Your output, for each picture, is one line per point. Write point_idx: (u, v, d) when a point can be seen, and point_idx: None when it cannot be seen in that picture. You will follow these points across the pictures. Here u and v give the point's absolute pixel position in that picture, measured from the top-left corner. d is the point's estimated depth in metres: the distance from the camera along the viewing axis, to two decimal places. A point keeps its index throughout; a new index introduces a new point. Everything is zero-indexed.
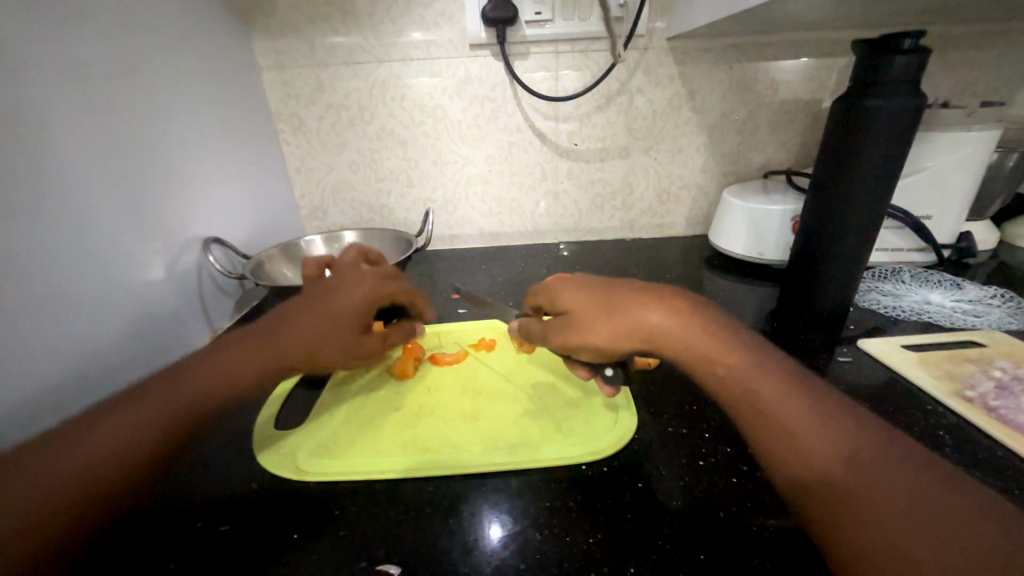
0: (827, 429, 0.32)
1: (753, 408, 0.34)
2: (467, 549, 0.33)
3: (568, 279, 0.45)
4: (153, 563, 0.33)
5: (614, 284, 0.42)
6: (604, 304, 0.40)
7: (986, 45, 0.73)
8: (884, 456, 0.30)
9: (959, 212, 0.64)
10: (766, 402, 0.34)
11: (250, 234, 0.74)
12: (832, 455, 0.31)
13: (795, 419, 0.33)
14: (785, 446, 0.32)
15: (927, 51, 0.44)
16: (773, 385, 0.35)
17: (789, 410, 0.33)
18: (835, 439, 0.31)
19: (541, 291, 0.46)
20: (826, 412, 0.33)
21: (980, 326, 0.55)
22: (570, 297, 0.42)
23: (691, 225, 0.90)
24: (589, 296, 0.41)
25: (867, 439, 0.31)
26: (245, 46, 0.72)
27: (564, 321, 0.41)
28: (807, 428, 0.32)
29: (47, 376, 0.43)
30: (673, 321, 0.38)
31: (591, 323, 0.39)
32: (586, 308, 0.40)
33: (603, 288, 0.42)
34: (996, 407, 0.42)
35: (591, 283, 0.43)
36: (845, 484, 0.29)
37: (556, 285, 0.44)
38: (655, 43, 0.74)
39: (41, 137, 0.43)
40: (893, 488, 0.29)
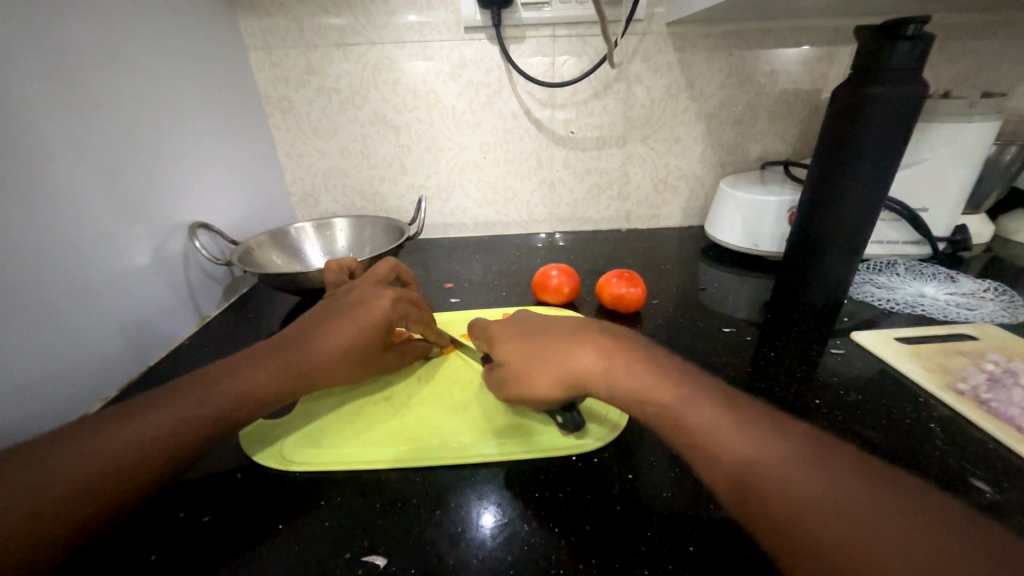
0: (775, 452, 0.29)
1: (696, 437, 0.31)
2: (454, 541, 0.32)
3: (504, 325, 0.44)
4: (134, 555, 0.32)
5: (551, 325, 0.41)
6: (535, 353, 0.39)
7: (987, 36, 0.72)
8: (839, 475, 0.28)
9: (955, 206, 0.64)
10: (708, 429, 0.31)
11: (239, 219, 0.73)
12: (786, 479, 0.28)
13: (739, 445, 0.30)
14: (733, 474, 0.29)
15: (930, 38, 0.43)
16: (714, 409, 0.32)
17: (735, 436, 0.30)
18: (783, 462, 0.28)
19: (485, 336, 0.45)
20: (772, 432, 0.30)
21: (972, 319, 0.55)
22: (505, 347, 0.41)
23: (688, 216, 0.89)
24: (522, 344, 0.40)
25: (818, 459, 0.28)
26: (231, 26, 0.70)
27: (503, 377, 0.40)
28: (754, 453, 0.29)
29: (29, 365, 0.41)
30: (601, 361, 0.36)
31: (527, 376, 0.38)
32: (518, 358, 0.39)
33: (539, 332, 0.40)
34: (988, 400, 0.42)
35: (528, 325, 0.42)
36: (802, 510, 0.26)
37: (496, 333, 0.43)
38: (655, 28, 0.72)
39: (16, 109, 0.41)
40: (854, 510, 0.26)
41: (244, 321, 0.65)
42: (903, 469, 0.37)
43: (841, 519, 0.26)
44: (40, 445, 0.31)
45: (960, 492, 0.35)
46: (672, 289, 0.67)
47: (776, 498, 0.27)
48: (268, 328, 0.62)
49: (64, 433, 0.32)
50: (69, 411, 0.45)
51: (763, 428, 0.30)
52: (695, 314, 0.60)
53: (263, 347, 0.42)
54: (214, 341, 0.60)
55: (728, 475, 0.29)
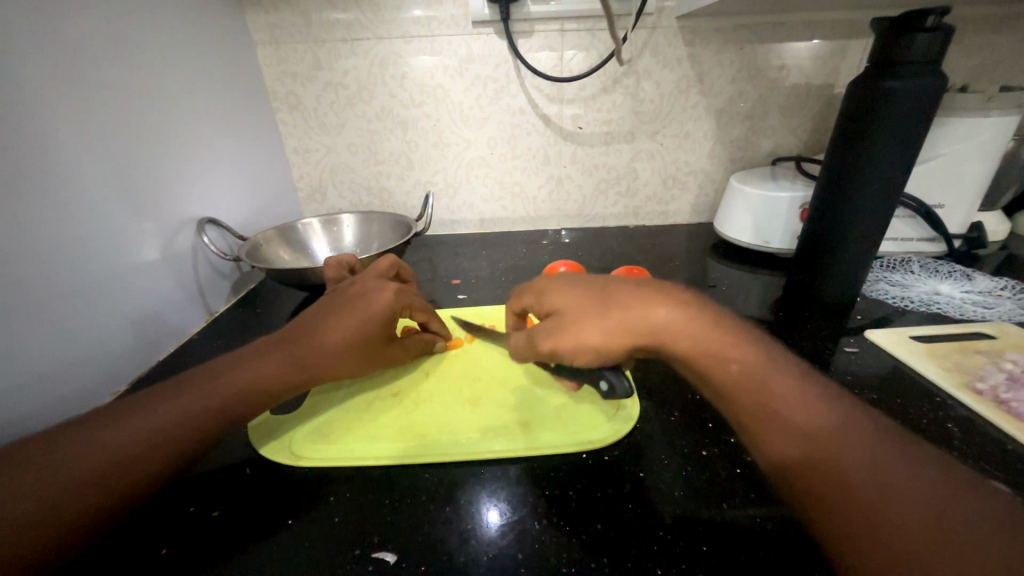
0: (833, 423, 0.30)
1: (755, 401, 0.32)
2: (464, 538, 0.32)
3: (557, 276, 0.41)
4: (144, 549, 0.32)
5: (608, 281, 0.39)
6: (599, 303, 0.37)
7: (1005, 30, 0.71)
8: (894, 453, 0.28)
9: (972, 202, 0.63)
10: (768, 394, 0.32)
11: (246, 215, 0.73)
12: (845, 453, 0.28)
13: (799, 412, 0.30)
14: (786, 441, 0.30)
15: (950, 29, 0.42)
16: (782, 376, 0.32)
17: (796, 403, 0.31)
18: (838, 431, 0.29)
19: (527, 290, 0.42)
20: (831, 406, 0.31)
21: (990, 317, 0.54)
22: (566, 294, 0.38)
23: (696, 212, 0.88)
24: (579, 294, 0.38)
25: (871, 434, 0.29)
26: (238, 21, 0.70)
27: (555, 323, 0.37)
28: (811, 423, 0.30)
29: (39, 359, 0.42)
30: (679, 317, 0.35)
31: (589, 323, 0.36)
32: (577, 306, 0.37)
33: (605, 283, 0.39)
34: (1007, 400, 0.41)
35: (582, 277, 0.40)
36: (855, 480, 0.27)
37: (543, 284, 0.41)
38: (665, 22, 0.71)
39: (23, 101, 0.41)
40: (908, 486, 0.26)
41: (252, 316, 0.65)
42: None
43: (893, 493, 0.26)
44: (50, 437, 0.31)
45: None
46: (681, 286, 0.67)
47: (829, 466, 0.28)
48: (276, 323, 0.62)
49: (75, 427, 0.32)
50: (79, 404, 0.45)
51: (822, 400, 0.31)
52: None
53: (266, 342, 0.42)
54: (222, 336, 0.60)
55: (781, 441, 0.30)
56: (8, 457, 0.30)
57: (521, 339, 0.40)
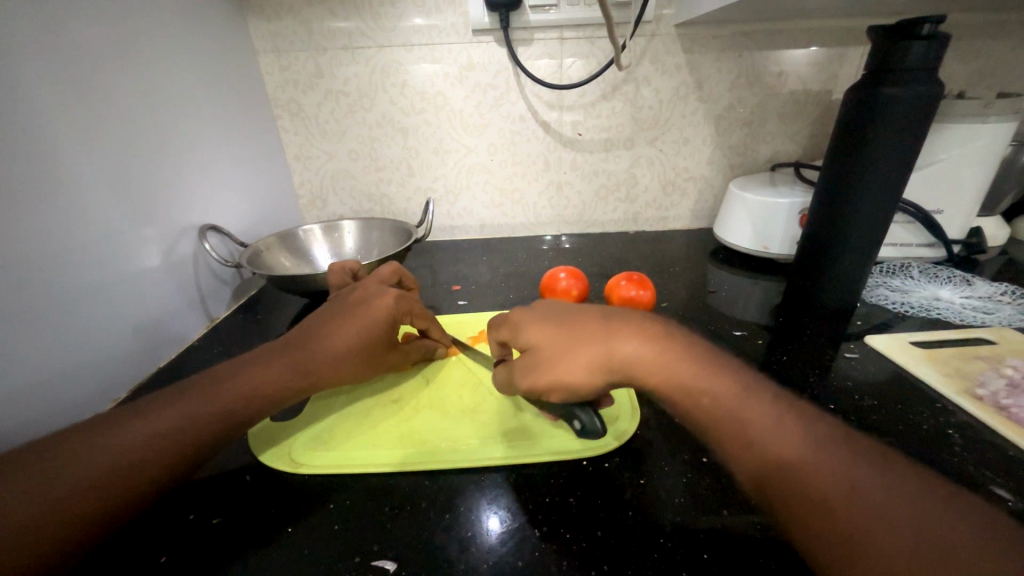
0: (809, 446, 0.29)
1: (732, 429, 0.31)
2: (464, 546, 0.32)
3: (530, 308, 0.42)
4: (144, 557, 0.32)
5: (582, 312, 0.39)
6: (571, 337, 0.37)
7: (1001, 36, 0.71)
8: (873, 470, 0.28)
9: (970, 207, 0.63)
10: (741, 421, 0.31)
11: (248, 221, 0.73)
12: (826, 477, 0.28)
13: (777, 439, 0.30)
14: (766, 467, 0.30)
15: (946, 36, 0.42)
16: (755, 404, 0.32)
17: (770, 429, 0.31)
18: (816, 453, 0.29)
19: (502, 323, 0.42)
20: (806, 430, 0.30)
21: (990, 323, 0.54)
22: (537, 331, 0.39)
23: (696, 217, 0.88)
24: (551, 327, 0.38)
25: (851, 455, 0.29)
26: (240, 29, 0.71)
27: (531, 359, 0.38)
28: (790, 448, 0.30)
29: (40, 365, 0.42)
30: (647, 349, 0.35)
31: (562, 360, 0.36)
32: (549, 341, 0.37)
33: (574, 318, 0.39)
34: (1008, 406, 0.41)
35: (554, 311, 0.40)
36: (838, 504, 0.27)
37: (517, 318, 0.41)
38: (663, 30, 0.72)
39: (24, 109, 0.41)
40: (890, 507, 0.26)
41: (253, 323, 0.65)
42: None
43: (877, 513, 0.26)
44: (54, 443, 0.32)
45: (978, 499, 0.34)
46: (680, 291, 0.67)
47: (811, 492, 0.28)
48: (276, 330, 0.62)
49: (78, 432, 0.33)
50: (79, 411, 0.45)
51: (796, 423, 0.31)
52: (704, 317, 0.60)
53: (269, 349, 0.42)
54: (222, 342, 0.60)
55: (762, 470, 0.30)
56: (10, 463, 0.30)
57: (503, 374, 0.41)
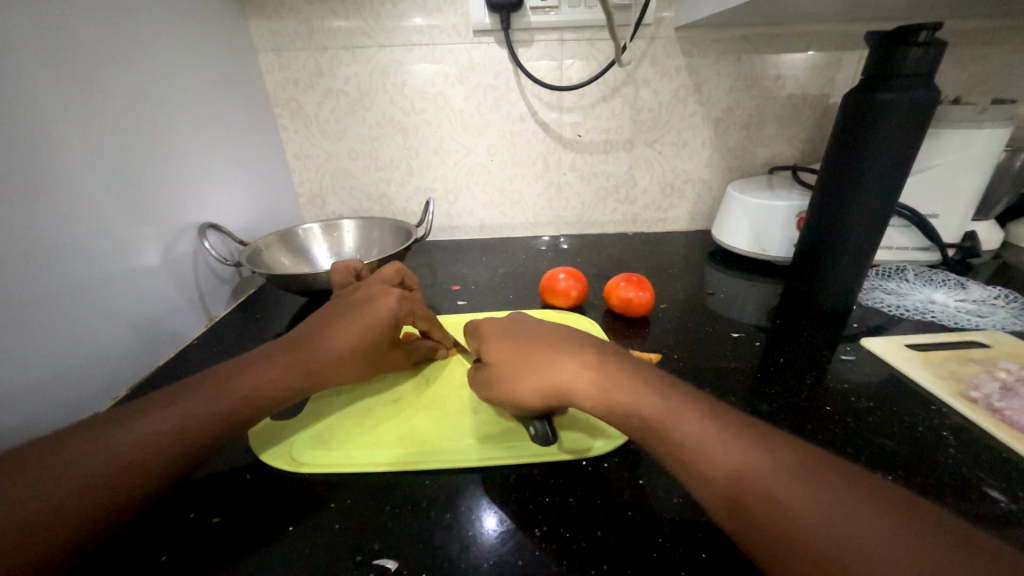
0: (768, 467, 0.29)
1: (688, 451, 0.31)
2: (464, 545, 0.32)
3: (495, 322, 0.43)
4: (144, 556, 0.32)
5: (540, 333, 0.40)
6: (520, 360, 0.38)
7: (997, 43, 0.72)
8: (833, 488, 0.27)
9: (965, 212, 0.63)
10: (696, 444, 0.31)
11: (247, 220, 0.73)
12: (773, 489, 0.28)
13: (723, 453, 0.30)
14: (726, 489, 0.29)
15: (942, 43, 0.43)
16: (698, 419, 0.32)
17: (713, 442, 0.30)
18: (761, 464, 0.29)
19: (474, 334, 0.44)
20: (750, 441, 0.30)
21: (984, 326, 0.54)
22: (491, 349, 0.41)
23: (695, 219, 0.89)
24: (507, 347, 0.40)
25: (794, 464, 0.29)
26: (240, 27, 0.71)
27: (487, 378, 0.40)
28: (750, 470, 0.29)
29: (39, 363, 0.42)
30: (583, 376, 0.36)
31: (513, 382, 0.38)
32: (502, 363, 0.39)
33: (526, 338, 0.40)
34: (1001, 408, 0.42)
35: (514, 328, 0.42)
36: (791, 519, 0.26)
37: (483, 330, 0.43)
38: (663, 33, 0.72)
39: (23, 106, 0.41)
40: (835, 516, 0.26)
41: (252, 322, 0.65)
42: (917, 476, 0.37)
43: (829, 527, 0.26)
44: (55, 442, 0.32)
45: (972, 500, 0.35)
46: (679, 293, 0.67)
47: (773, 515, 0.27)
48: (276, 329, 0.62)
49: (79, 431, 0.33)
50: (78, 410, 0.45)
51: (754, 443, 0.30)
52: (702, 319, 0.60)
53: (272, 347, 0.42)
54: (221, 341, 0.60)
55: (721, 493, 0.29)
56: (11, 462, 0.30)
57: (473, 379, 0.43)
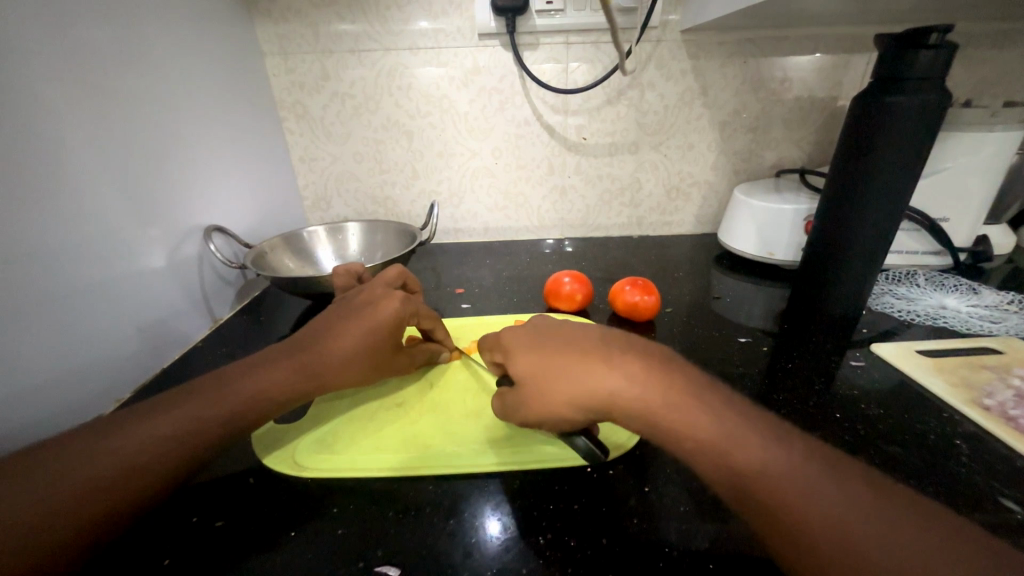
0: (810, 483, 0.28)
1: (711, 450, 0.30)
2: (468, 552, 0.32)
3: (520, 331, 0.41)
4: (146, 559, 0.32)
5: (570, 340, 0.38)
6: (552, 371, 0.36)
7: (1008, 45, 0.71)
8: (879, 508, 0.27)
9: (977, 216, 0.63)
10: (717, 442, 0.30)
11: (253, 223, 0.73)
12: (817, 508, 0.27)
13: (767, 467, 0.29)
14: (743, 485, 0.29)
15: (952, 46, 0.43)
16: (744, 434, 0.30)
17: (759, 458, 0.29)
18: (805, 481, 0.28)
19: (496, 345, 0.42)
20: (795, 457, 0.29)
21: (997, 332, 0.53)
22: (521, 361, 0.38)
23: (700, 223, 0.88)
24: (536, 356, 0.38)
25: (838, 483, 0.28)
26: (247, 32, 0.71)
27: (519, 394, 0.38)
28: (769, 469, 0.29)
29: (44, 365, 0.42)
30: (628, 386, 0.34)
31: (546, 393, 0.36)
32: (535, 372, 0.37)
33: (557, 347, 0.38)
34: (1015, 417, 0.41)
35: (543, 337, 0.39)
36: (835, 539, 0.26)
37: (508, 342, 0.41)
38: (669, 35, 0.72)
39: (31, 110, 0.41)
40: (879, 537, 0.26)
41: (257, 324, 0.65)
42: (929, 485, 0.36)
43: (876, 550, 0.25)
44: (59, 444, 0.32)
45: (986, 510, 0.34)
46: (684, 297, 0.67)
47: (788, 512, 0.27)
48: (280, 331, 0.62)
49: (82, 433, 0.33)
50: (82, 412, 0.45)
51: (776, 443, 0.30)
52: (708, 323, 0.59)
53: (275, 351, 0.42)
54: (226, 343, 0.60)
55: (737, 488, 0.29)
56: (15, 465, 0.30)
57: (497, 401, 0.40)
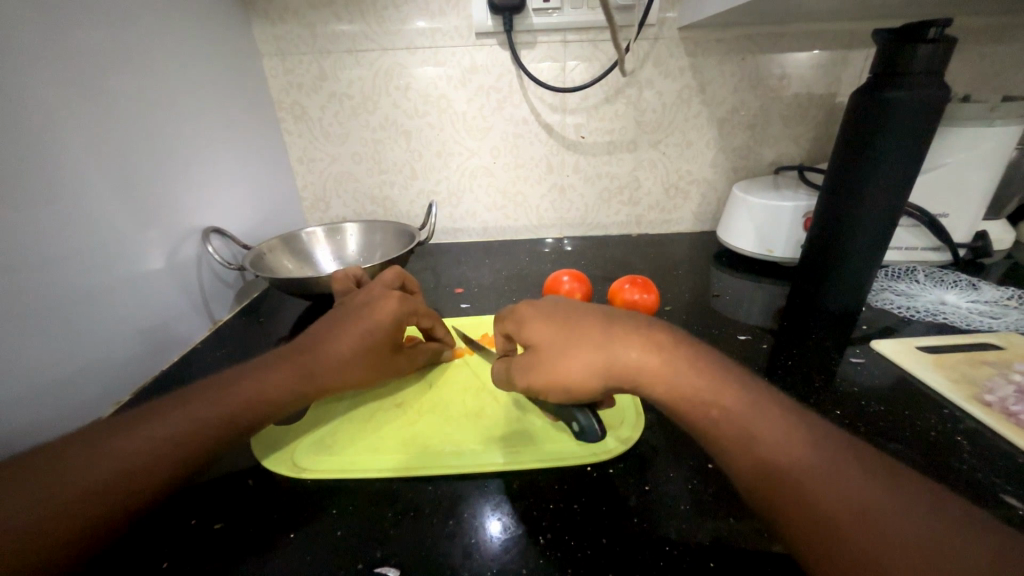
0: (827, 463, 0.29)
1: (727, 428, 0.31)
2: (467, 553, 0.32)
3: (535, 303, 0.40)
4: (146, 562, 0.32)
5: (588, 312, 0.38)
6: (572, 338, 0.36)
7: (1006, 40, 0.71)
8: (896, 490, 0.27)
9: (976, 212, 0.62)
10: (741, 417, 0.32)
11: (251, 224, 0.73)
12: (834, 485, 0.27)
13: (785, 446, 0.30)
14: (760, 468, 0.30)
15: (952, 40, 0.42)
16: (763, 416, 0.31)
17: (778, 437, 0.30)
18: (821, 462, 0.29)
19: (509, 315, 0.41)
20: (812, 440, 0.30)
21: (997, 328, 0.53)
22: (536, 327, 0.38)
23: (699, 220, 0.88)
24: (558, 326, 0.37)
25: (855, 465, 0.29)
26: (244, 32, 0.71)
27: (532, 359, 0.37)
28: (783, 451, 0.30)
29: (43, 368, 0.42)
30: (650, 357, 0.34)
31: (572, 359, 0.35)
32: (560, 340, 0.36)
33: (576, 317, 0.37)
34: (1016, 412, 0.41)
35: (561, 308, 0.39)
36: (851, 514, 0.26)
37: (523, 311, 0.39)
38: (666, 33, 0.72)
39: (28, 112, 0.41)
40: (898, 514, 0.26)
41: (256, 326, 0.65)
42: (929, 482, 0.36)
43: (892, 524, 0.25)
44: (58, 448, 0.32)
45: (988, 507, 0.34)
46: (684, 295, 0.66)
47: (799, 487, 0.28)
48: (279, 333, 0.62)
49: (82, 436, 0.32)
50: (81, 415, 0.45)
51: (792, 423, 0.31)
52: (708, 321, 0.59)
53: (275, 353, 0.42)
54: (225, 345, 0.60)
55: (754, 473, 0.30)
56: (14, 468, 0.30)
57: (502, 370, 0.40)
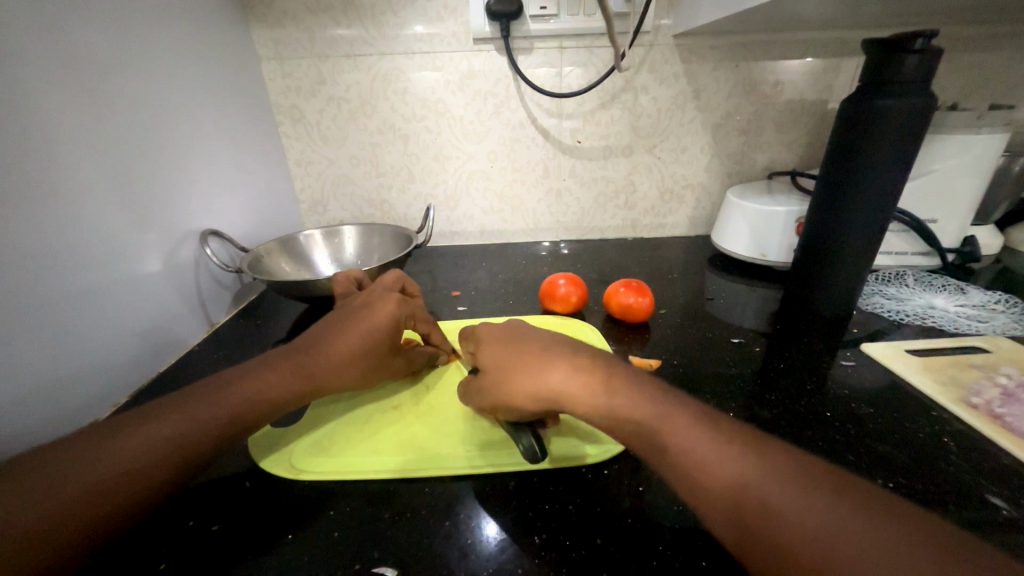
0: (760, 477, 0.28)
1: (662, 449, 0.31)
2: (465, 553, 0.32)
3: (493, 330, 0.44)
4: (144, 563, 0.32)
5: (534, 339, 0.41)
6: (511, 365, 0.39)
7: (994, 48, 0.73)
8: (834, 498, 0.26)
9: (965, 217, 0.64)
10: (671, 437, 0.31)
11: (249, 226, 0.73)
12: (770, 501, 0.27)
13: (719, 464, 0.29)
14: (698, 490, 0.29)
15: (937, 51, 0.43)
16: (693, 431, 0.31)
17: (712, 454, 0.30)
18: (755, 476, 0.28)
19: (470, 339, 0.45)
20: (747, 453, 0.29)
21: (984, 331, 0.54)
22: (486, 354, 0.42)
23: (695, 224, 0.89)
24: (500, 353, 0.41)
25: (790, 475, 0.28)
26: (243, 36, 0.71)
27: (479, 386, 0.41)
28: (717, 469, 0.29)
29: (41, 370, 0.42)
30: (574, 381, 0.36)
31: (507, 384, 0.38)
32: (499, 368, 0.40)
33: (519, 344, 0.41)
34: (1002, 414, 0.42)
35: (511, 336, 0.42)
36: (786, 531, 0.25)
37: (480, 337, 0.44)
38: (661, 40, 0.73)
39: (27, 114, 0.41)
40: (833, 527, 0.25)
41: (253, 328, 0.65)
42: (917, 482, 0.37)
43: (828, 538, 0.24)
44: (60, 448, 0.32)
45: (975, 506, 0.35)
46: (679, 298, 0.67)
47: (735, 507, 0.27)
48: (276, 335, 0.62)
49: (83, 436, 0.33)
50: (79, 417, 0.45)
51: (725, 436, 0.30)
52: (702, 325, 0.60)
53: (276, 354, 0.42)
54: (223, 348, 0.60)
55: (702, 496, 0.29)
56: (15, 469, 0.30)
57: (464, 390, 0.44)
